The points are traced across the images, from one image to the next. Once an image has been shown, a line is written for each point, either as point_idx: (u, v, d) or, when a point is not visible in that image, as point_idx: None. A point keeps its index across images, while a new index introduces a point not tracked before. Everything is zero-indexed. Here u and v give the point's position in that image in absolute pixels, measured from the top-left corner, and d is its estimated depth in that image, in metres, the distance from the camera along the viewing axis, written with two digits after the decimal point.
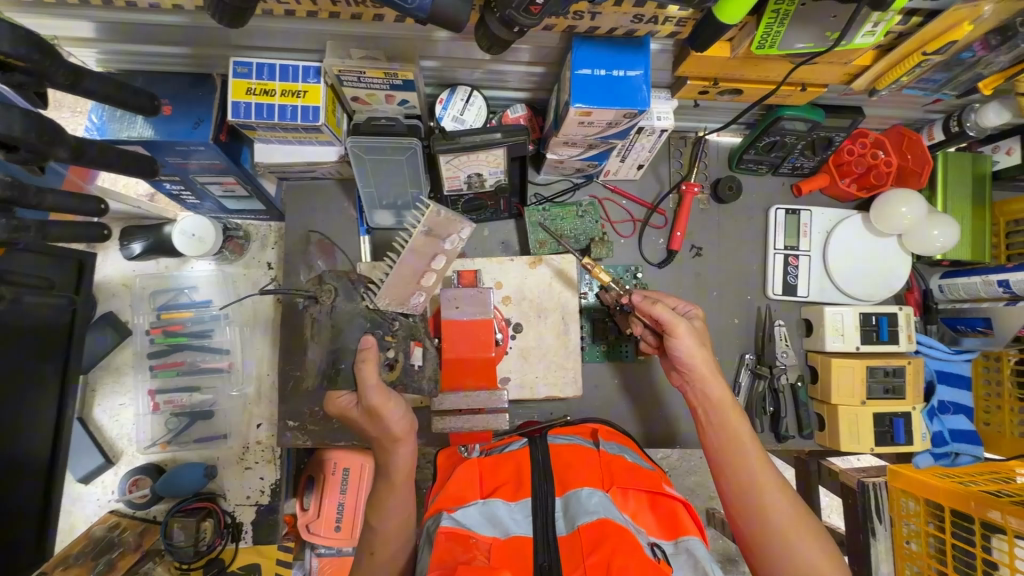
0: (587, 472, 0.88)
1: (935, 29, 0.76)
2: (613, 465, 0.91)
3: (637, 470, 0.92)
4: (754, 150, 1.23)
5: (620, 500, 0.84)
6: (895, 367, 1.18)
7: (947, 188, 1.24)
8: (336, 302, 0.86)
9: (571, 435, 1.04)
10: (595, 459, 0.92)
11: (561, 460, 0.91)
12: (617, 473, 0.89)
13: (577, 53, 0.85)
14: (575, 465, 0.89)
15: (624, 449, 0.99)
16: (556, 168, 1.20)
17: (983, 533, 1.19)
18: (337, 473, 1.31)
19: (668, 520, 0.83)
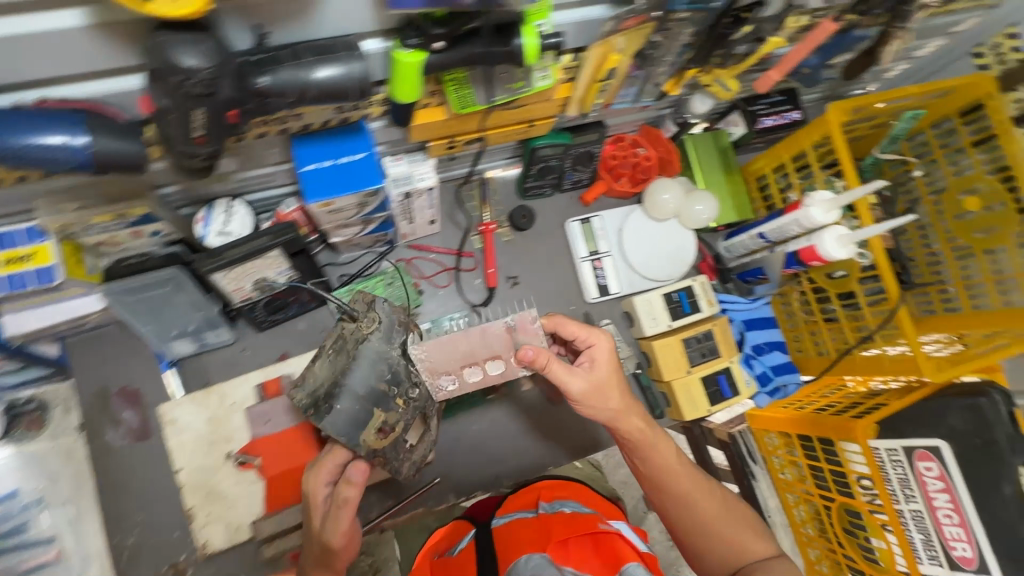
0: (529, 539, 0.95)
1: (594, 61, 0.87)
2: (551, 524, 0.98)
3: (573, 518, 0.99)
4: (531, 178, 1.33)
5: (562, 555, 0.90)
6: (705, 332, 1.31)
7: (701, 167, 1.42)
8: (374, 335, 0.86)
9: (517, 509, 1.10)
10: (533, 525, 1.00)
11: (506, 536, 0.99)
12: (554, 530, 0.96)
13: (298, 151, 0.87)
14: (519, 536, 0.97)
15: (564, 503, 1.07)
16: (351, 245, 1.22)
17: (820, 447, 1.37)
18: None
19: (606, 553, 0.90)
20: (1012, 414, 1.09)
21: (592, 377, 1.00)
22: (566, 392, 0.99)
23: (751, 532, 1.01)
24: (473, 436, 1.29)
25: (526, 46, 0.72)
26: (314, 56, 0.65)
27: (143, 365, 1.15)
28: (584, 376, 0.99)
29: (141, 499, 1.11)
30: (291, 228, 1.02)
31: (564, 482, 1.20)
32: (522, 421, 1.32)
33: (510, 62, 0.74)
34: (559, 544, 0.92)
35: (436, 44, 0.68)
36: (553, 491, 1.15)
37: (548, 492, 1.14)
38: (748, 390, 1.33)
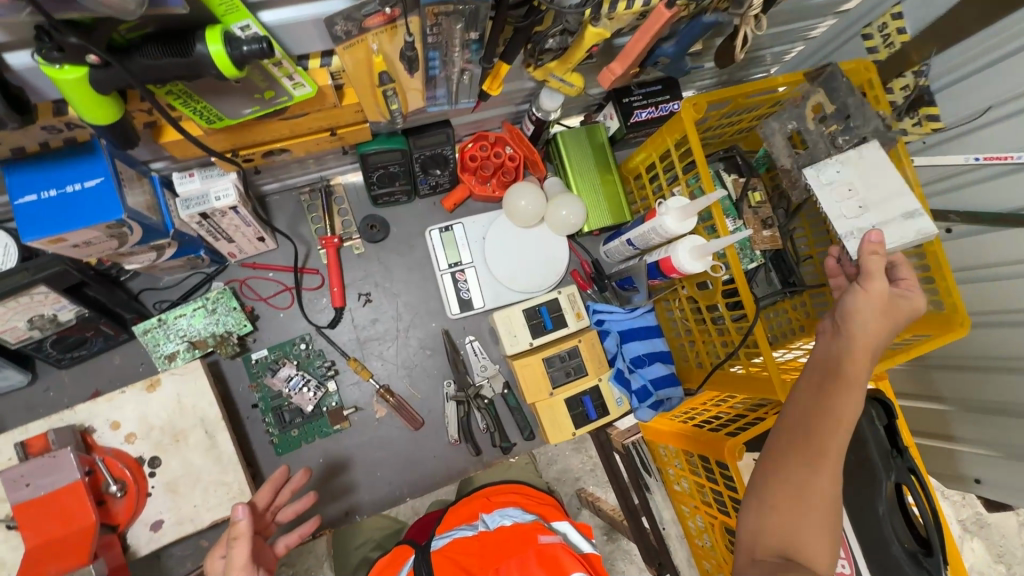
0: (466, 567, 0.82)
1: (360, 67, 0.75)
2: (487, 542, 0.85)
3: (513, 531, 0.85)
4: (377, 185, 1.20)
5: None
6: (569, 349, 1.21)
7: (572, 166, 1.30)
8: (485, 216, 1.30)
9: (456, 526, 0.96)
10: (473, 543, 0.87)
11: (444, 563, 0.84)
12: (492, 550, 0.83)
13: (10, 180, 0.73)
14: (457, 560, 0.84)
15: (506, 513, 0.93)
16: (162, 269, 1.09)
17: (700, 463, 1.30)
18: None
19: (552, 567, 0.76)
20: (889, 429, 0.89)
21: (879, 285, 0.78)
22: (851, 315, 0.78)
23: (823, 511, 0.66)
24: (322, 470, 1.19)
25: (212, 54, 0.57)
26: None
27: None
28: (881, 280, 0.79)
29: None
30: (57, 260, 0.87)
31: (520, 484, 1.07)
32: (377, 451, 1.22)
33: (204, 74, 0.60)
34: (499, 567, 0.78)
35: (87, 57, 0.55)
36: (491, 500, 1.01)
37: (490, 500, 1.02)
38: (619, 409, 1.24)
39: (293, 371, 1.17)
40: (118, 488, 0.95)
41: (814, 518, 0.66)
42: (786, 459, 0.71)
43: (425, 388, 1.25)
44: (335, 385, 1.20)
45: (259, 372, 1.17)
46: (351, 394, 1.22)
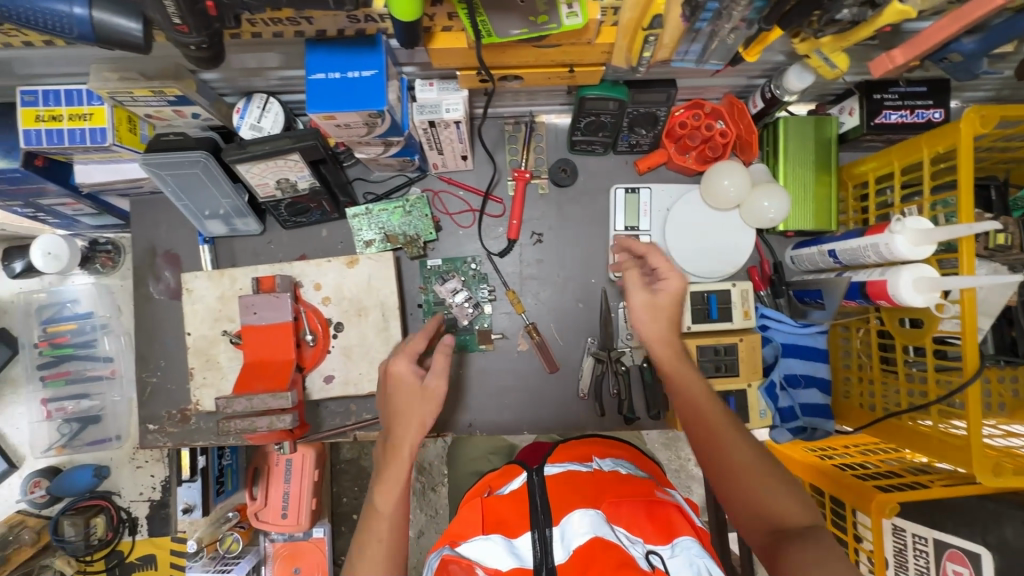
0: (582, 492, 0.89)
1: (637, 5, 0.73)
2: (605, 483, 0.93)
3: (632, 483, 0.93)
4: (580, 131, 1.20)
5: (614, 513, 0.83)
6: (727, 345, 1.15)
7: (787, 156, 1.19)
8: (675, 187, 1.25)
9: (567, 461, 1.04)
10: (589, 479, 0.94)
11: (561, 485, 0.92)
12: (609, 489, 0.91)
13: (311, 58, 0.85)
14: (576, 489, 0.91)
15: (617, 463, 1.02)
16: (379, 164, 1.21)
17: (832, 509, 1.19)
18: (281, 464, 1.40)
19: (661, 524, 0.82)
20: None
21: (648, 301, 0.93)
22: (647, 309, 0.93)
23: (764, 480, 0.78)
24: (458, 381, 1.29)
25: None
26: None
27: (186, 236, 1.28)
28: (648, 295, 0.93)
29: (165, 348, 1.27)
30: (312, 134, 1.03)
31: (621, 439, 1.14)
32: (508, 380, 1.29)
33: None
34: (612, 502, 0.86)
35: None
36: (605, 449, 1.11)
37: (602, 449, 1.10)
38: (760, 420, 1.17)
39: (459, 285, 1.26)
40: (312, 337, 1.11)
41: (770, 495, 0.77)
42: (731, 495, 0.80)
43: (568, 338, 1.29)
44: (490, 309, 1.28)
45: (430, 278, 1.28)
46: (501, 321, 1.29)
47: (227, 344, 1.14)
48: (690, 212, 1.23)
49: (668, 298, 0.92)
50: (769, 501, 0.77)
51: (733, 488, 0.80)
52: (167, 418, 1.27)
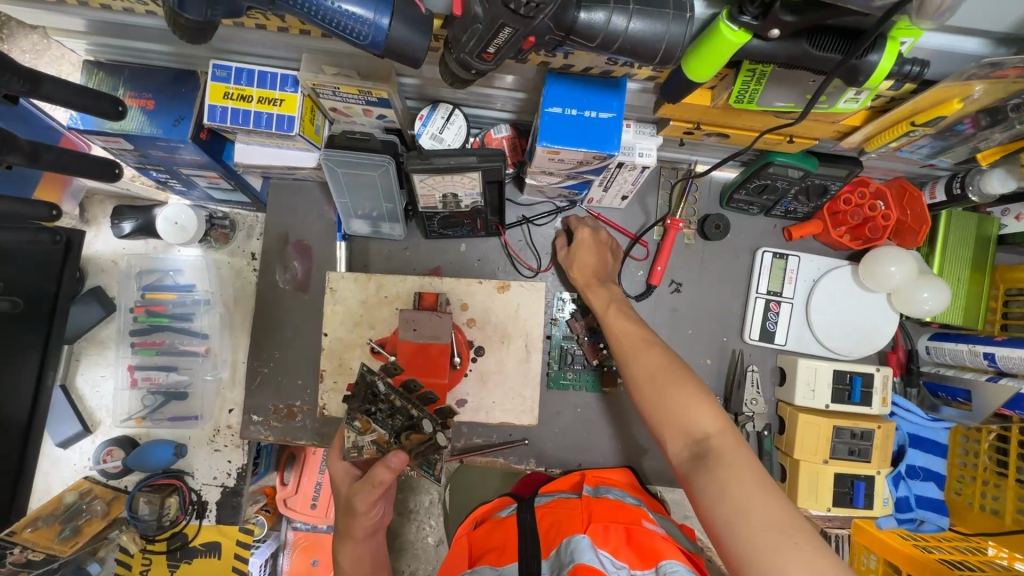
0: (570, 521, 0.89)
1: (922, 102, 0.71)
2: (594, 509, 0.92)
3: (617, 509, 0.93)
4: (745, 190, 1.18)
5: (599, 538, 0.83)
6: (864, 430, 1.14)
7: (946, 249, 1.18)
8: (825, 261, 1.24)
9: (560, 489, 1.07)
10: (578, 508, 0.94)
11: (549, 514, 0.94)
12: (596, 513, 0.91)
13: (549, 90, 0.82)
14: (560, 517, 0.91)
15: (610, 490, 1.03)
16: (538, 191, 1.19)
17: None
18: (317, 454, 1.56)
19: (644, 551, 0.82)
20: None
21: (567, 255, 1.19)
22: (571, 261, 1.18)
23: (679, 392, 0.87)
24: (573, 418, 1.26)
25: (879, 66, 0.59)
26: (640, 5, 0.58)
27: (322, 228, 1.24)
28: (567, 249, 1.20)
29: (282, 340, 1.23)
30: (500, 156, 1.00)
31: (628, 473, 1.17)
32: (625, 426, 1.26)
33: (843, 77, 0.61)
34: (600, 527, 0.86)
35: (774, 32, 0.57)
36: (597, 476, 1.12)
37: (592, 478, 1.11)
38: (882, 508, 1.17)
39: (593, 323, 1.24)
40: (459, 360, 1.07)
41: (684, 404, 0.85)
42: (650, 393, 0.90)
43: None
44: None
45: (563, 311, 1.25)
46: None
47: (364, 351, 1.10)
48: (840, 288, 1.22)
49: (592, 257, 1.16)
50: (675, 408, 0.85)
51: (648, 397, 0.90)
52: (273, 412, 1.22)
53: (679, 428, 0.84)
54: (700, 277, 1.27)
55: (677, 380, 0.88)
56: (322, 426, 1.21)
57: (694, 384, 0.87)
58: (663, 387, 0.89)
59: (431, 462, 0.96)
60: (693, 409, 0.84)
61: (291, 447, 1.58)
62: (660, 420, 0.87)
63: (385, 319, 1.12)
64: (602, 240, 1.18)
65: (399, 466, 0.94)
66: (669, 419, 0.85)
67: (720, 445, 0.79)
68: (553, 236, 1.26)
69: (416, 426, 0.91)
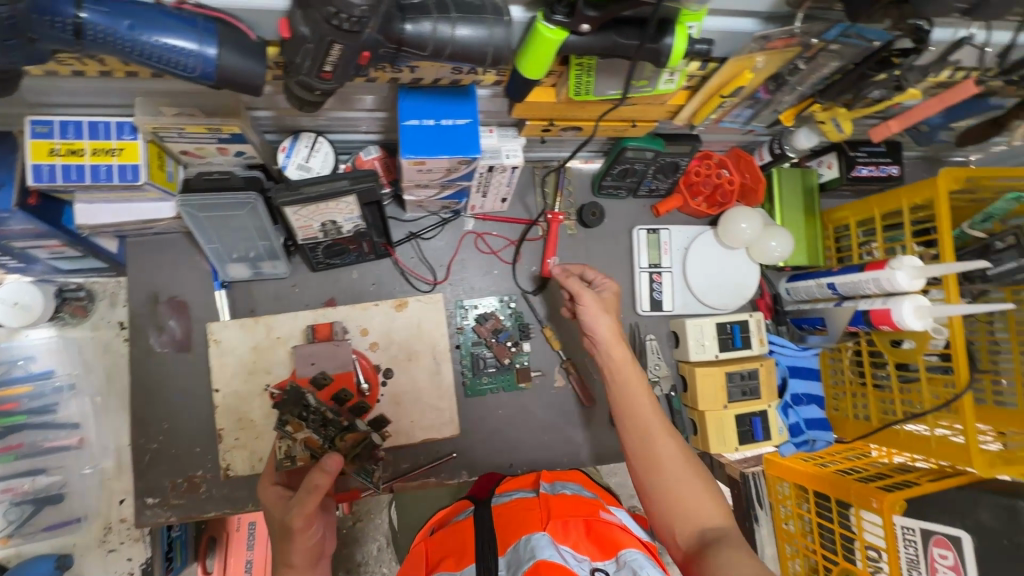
0: (526, 520, 0.89)
1: (724, 76, 0.83)
2: (552, 503, 0.93)
3: (575, 501, 0.95)
4: (611, 177, 1.28)
5: (559, 534, 0.85)
6: (750, 370, 1.28)
7: (782, 203, 1.37)
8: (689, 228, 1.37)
9: (515, 489, 1.07)
10: (536, 506, 0.94)
11: (505, 513, 0.93)
12: (556, 507, 0.91)
13: (403, 104, 0.85)
14: (517, 518, 0.91)
15: (566, 487, 1.04)
16: (419, 206, 1.20)
17: (818, 503, 1.29)
18: (242, 528, 1.38)
19: (605, 542, 0.85)
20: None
21: (599, 299, 1.06)
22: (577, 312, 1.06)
23: (694, 484, 0.88)
24: (497, 421, 1.27)
25: (674, 48, 0.68)
26: (462, 14, 0.62)
27: (196, 280, 1.16)
28: (593, 292, 1.07)
29: (169, 409, 1.12)
30: (370, 177, 1.01)
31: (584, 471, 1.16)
32: (546, 418, 1.30)
33: (651, 60, 0.70)
34: (560, 523, 0.87)
35: (584, 26, 0.65)
36: (551, 476, 1.11)
37: (547, 477, 1.11)
38: (779, 436, 1.30)
39: (498, 325, 1.27)
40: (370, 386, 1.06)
41: (694, 498, 0.86)
42: (659, 479, 0.89)
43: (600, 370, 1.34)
44: (528, 347, 1.29)
45: (467, 318, 1.27)
46: (538, 358, 1.30)
47: (265, 399, 1.04)
48: (707, 249, 1.36)
49: (595, 315, 1.04)
50: (684, 499, 0.86)
51: (665, 484, 0.88)
52: (172, 488, 1.11)
53: (686, 519, 0.85)
54: (588, 263, 1.36)
55: (693, 475, 0.89)
56: (232, 491, 1.12)
57: (702, 475, 0.89)
58: (678, 476, 0.88)
59: (368, 472, 0.89)
60: (706, 500, 0.86)
61: (209, 528, 1.38)
62: (666, 503, 0.87)
63: (281, 361, 1.06)
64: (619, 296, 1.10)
65: (337, 467, 0.82)
66: (677, 507, 0.86)
67: (727, 535, 0.82)
68: (445, 248, 1.28)
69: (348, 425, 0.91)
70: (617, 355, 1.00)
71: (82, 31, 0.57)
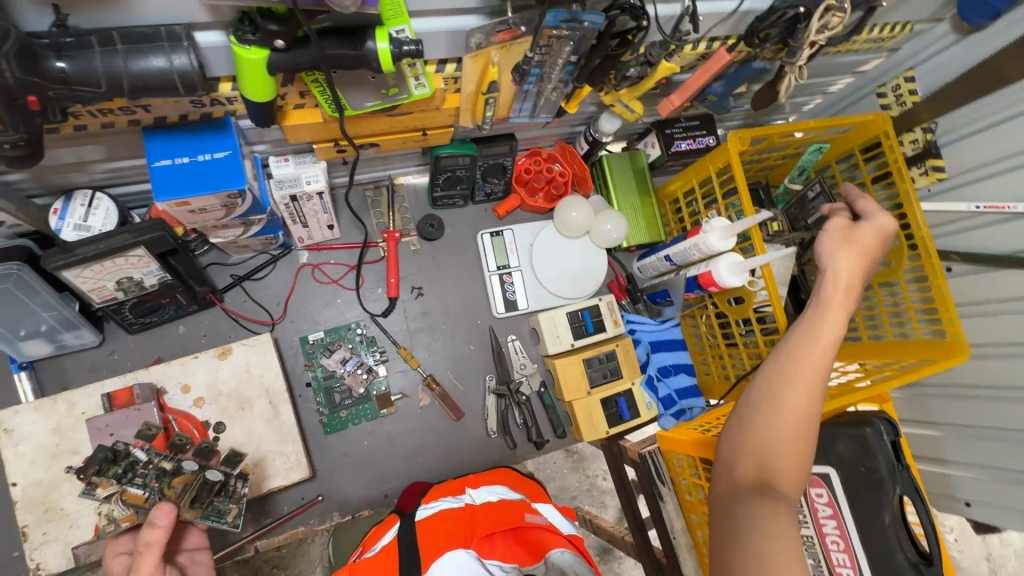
0: (450, 534, 0.89)
1: (473, 74, 0.85)
2: (478, 514, 0.93)
3: (502, 507, 0.95)
4: (440, 187, 1.28)
5: (487, 548, 0.87)
6: (608, 352, 1.30)
7: (616, 186, 1.41)
8: (530, 226, 1.39)
9: (443, 497, 1.04)
10: (462, 516, 0.94)
11: (428, 527, 0.91)
12: (480, 518, 0.92)
13: (150, 146, 0.81)
14: (445, 535, 0.91)
15: (492, 489, 1.04)
16: (239, 247, 1.16)
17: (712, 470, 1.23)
18: None
19: (532, 547, 0.89)
20: (896, 444, 1.03)
21: (851, 232, 0.90)
22: (849, 238, 0.90)
23: (785, 428, 0.73)
24: (365, 452, 1.23)
25: (379, 51, 0.68)
26: (131, 45, 0.60)
27: None
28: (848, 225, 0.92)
29: None
30: (159, 226, 0.93)
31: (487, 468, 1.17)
32: (417, 438, 1.26)
33: (364, 66, 0.70)
34: (486, 537, 0.88)
35: (277, 42, 0.64)
36: (478, 479, 1.12)
37: (475, 481, 1.11)
38: (648, 412, 1.32)
39: (347, 354, 1.23)
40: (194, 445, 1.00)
41: (789, 449, 0.72)
42: (757, 397, 0.76)
43: (467, 380, 1.32)
44: (384, 371, 1.26)
45: (314, 353, 1.22)
46: (397, 380, 1.27)
47: (74, 483, 0.95)
48: (551, 242, 1.38)
49: (872, 241, 0.90)
50: (770, 444, 0.72)
51: (768, 415, 0.74)
52: None
53: (755, 462, 0.72)
54: (437, 276, 1.34)
55: (806, 433, 0.73)
56: None
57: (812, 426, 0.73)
58: (783, 411, 0.74)
59: (220, 510, 0.87)
60: (787, 458, 0.71)
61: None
62: (749, 420, 0.75)
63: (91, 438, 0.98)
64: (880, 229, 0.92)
65: (167, 516, 0.77)
66: (752, 440, 0.74)
67: (790, 497, 0.68)
68: (281, 285, 1.24)
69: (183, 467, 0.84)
70: (837, 298, 0.84)
71: None
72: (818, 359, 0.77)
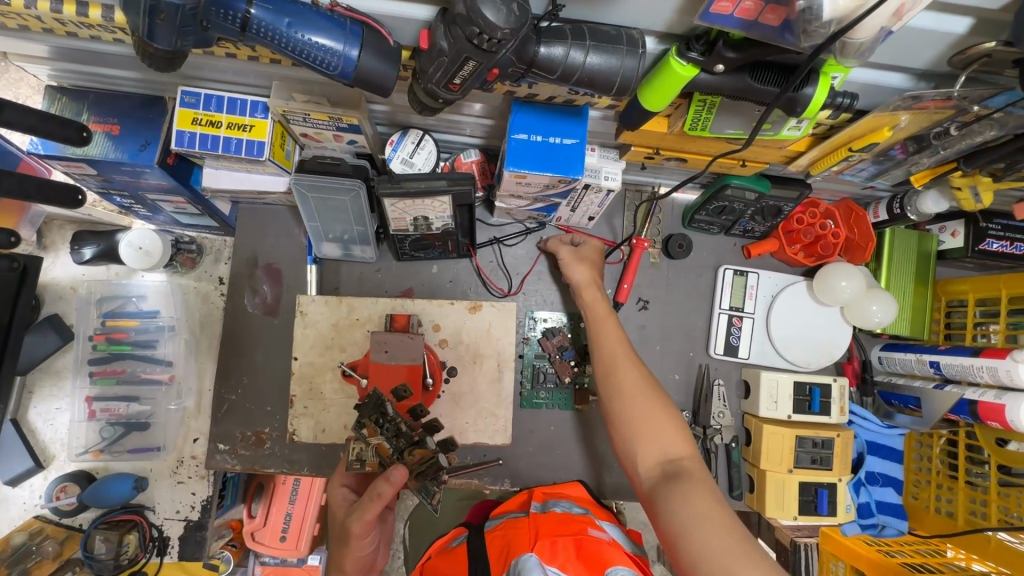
0: (518, 540, 0.87)
1: (859, 129, 0.77)
2: (541, 524, 0.90)
3: (564, 521, 0.90)
4: (706, 212, 1.23)
5: (547, 554, 0.80)
6: (825, 438, 1.19)
7: (892, 265, 1.25)
8: (778, 275, 1.30)
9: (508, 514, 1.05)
10: (526, 525, 0.92)
11: (500, 538, 0.92)
12: (544, 529, 0.88)
13: (515, 117, 0.86)
14: (510, 540, 0.89)
15: (555, 505, 1.01)
16: (507, 212, 1.23)
17: None
18: (288, 483, 1.46)
19: (593, 558, 0.80)
20: None
21: (575, 253, 1.20)
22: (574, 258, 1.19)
23: (647, 408, 0.92)
24: (547, 436, 1.27)
25: (813, 99, 0.64)
26: (597, 42, 0.62)
27: (292, 251, 1.24)
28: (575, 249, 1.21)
29: (250, 365, 1.21)
30: (468, 180, 1.01)
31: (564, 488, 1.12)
32: (597, 440, 1.27)
33: (784, 108, 0.67)
34: (547, 542, 0.83)
35: (719, 66, 0.62)
36: (547, 493, 1.10)
37: (541, 494, 1.09)
38: (845, 515, 1.20)
39: (565, 342, 1.26)
40: (433, 381, 1.04)
41: (654, 422, 0.90)
42: (611, 398, 0.96)
43: None
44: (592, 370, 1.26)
45: (535, 329, 1.28)
46: None
47: (336, 374, 1.10)
48: (796, 301, 1.28)
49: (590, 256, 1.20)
50: (649, 427, 0.90)
51: (627, 407, 0.93)
52: (241, 439, 1.19)
53: (654, 446, 0.88)
54: (665, 295, 1.32)
55: (654, 399, 0.93)
56: (291, 453, 1.19)
57: (662, 407, 0.93)
58: (641, 399, 0.93)
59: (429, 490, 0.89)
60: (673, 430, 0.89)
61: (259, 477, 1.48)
62: (617, 416, 0.94)
63: (356, 341, 1.12)
64: (594, 247, 1.22)
65: (401, 480, 0.89)
66: (631, 426, 0.91)
67: (692, 465, 0.84)
68: (525, 258, 1.29)
69: (421, 441, 0.89)
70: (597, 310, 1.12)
71: (248, 24, 0.62)
72: (623, 357, 1.01)
